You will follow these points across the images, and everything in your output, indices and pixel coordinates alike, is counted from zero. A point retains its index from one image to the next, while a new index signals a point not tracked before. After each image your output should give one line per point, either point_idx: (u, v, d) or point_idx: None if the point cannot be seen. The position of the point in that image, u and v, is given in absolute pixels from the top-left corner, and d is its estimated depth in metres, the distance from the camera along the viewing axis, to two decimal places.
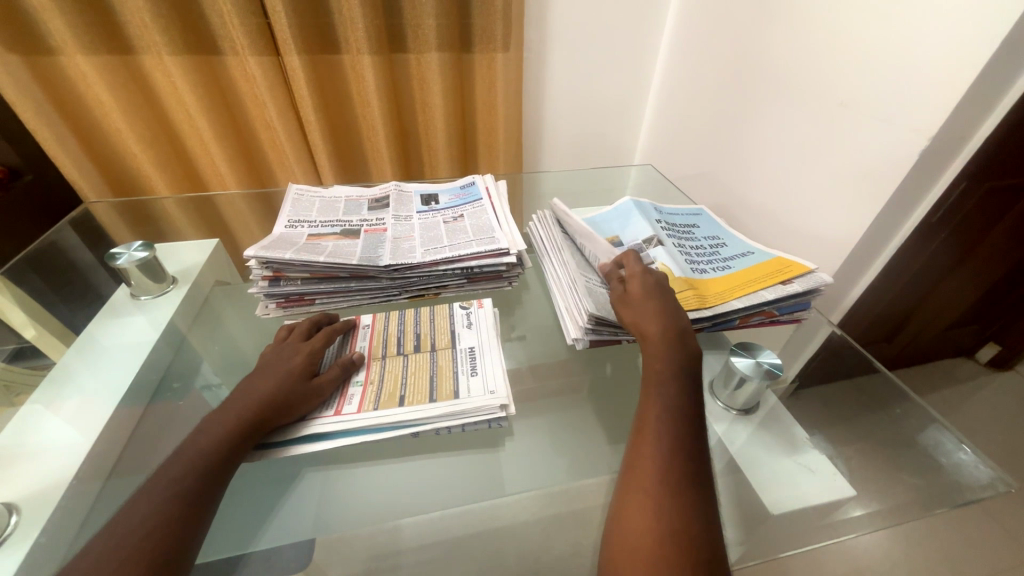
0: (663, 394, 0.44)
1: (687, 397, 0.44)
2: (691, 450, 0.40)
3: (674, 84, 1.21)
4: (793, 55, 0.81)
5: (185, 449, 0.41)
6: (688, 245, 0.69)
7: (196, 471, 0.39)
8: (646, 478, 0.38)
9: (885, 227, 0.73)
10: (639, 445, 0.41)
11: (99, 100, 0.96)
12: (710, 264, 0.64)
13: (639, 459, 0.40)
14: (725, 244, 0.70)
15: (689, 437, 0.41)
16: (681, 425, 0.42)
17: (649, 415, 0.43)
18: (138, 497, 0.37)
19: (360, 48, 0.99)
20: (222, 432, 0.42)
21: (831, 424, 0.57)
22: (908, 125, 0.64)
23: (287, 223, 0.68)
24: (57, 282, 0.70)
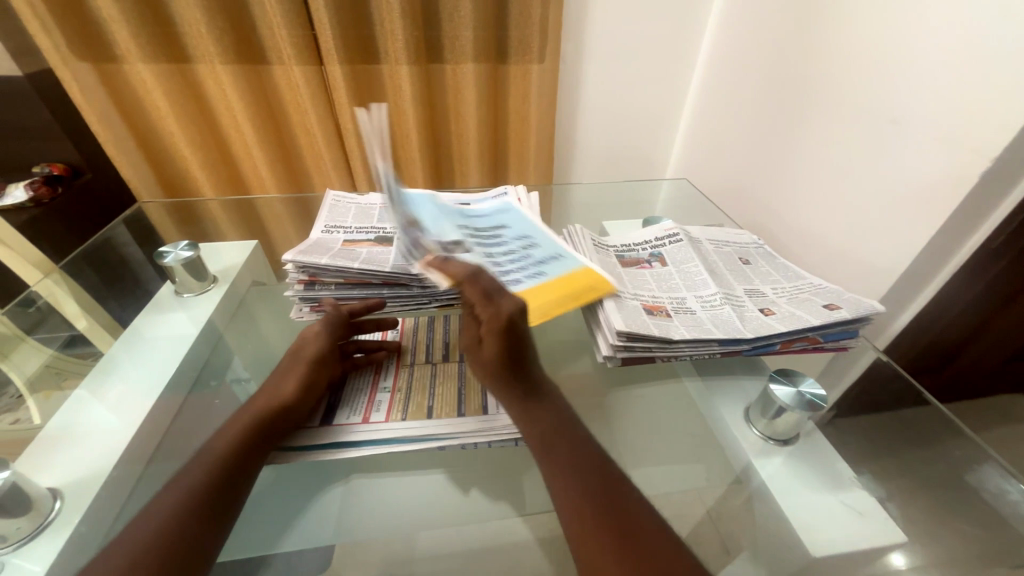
0: (563, 447, 0.43)
1: (579, 444, 0.44)
2: (612, 501, 0.39)
3: (712, 97, 1.18)
4: (842, 69, 0.78)
5: (207, 449, 0.43)
6: (540, 258, 0.62)
7: (222, 471, 0.41)
8: (570, 498, 0.39)
9: (941, 251, 0.68)
10: (566, 505, 0.39)
11: (155, 106, 1.02)
12: (535, 273, 0.60)
13: (572, 521, 0.38)
14: (560, 257, 0.63)
15: (600, 486, 0.40)
16: (590, 472, 0.41)
17: (557, 473, 0.42)
18: (172, 493, 0.38)
19: (398, 59, 1.01)
20: (243, 431, 0.44)
21: (876, 462, 0.54)
22: (968, 146, 0.61)
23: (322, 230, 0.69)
24: (109, 277, 0.75)
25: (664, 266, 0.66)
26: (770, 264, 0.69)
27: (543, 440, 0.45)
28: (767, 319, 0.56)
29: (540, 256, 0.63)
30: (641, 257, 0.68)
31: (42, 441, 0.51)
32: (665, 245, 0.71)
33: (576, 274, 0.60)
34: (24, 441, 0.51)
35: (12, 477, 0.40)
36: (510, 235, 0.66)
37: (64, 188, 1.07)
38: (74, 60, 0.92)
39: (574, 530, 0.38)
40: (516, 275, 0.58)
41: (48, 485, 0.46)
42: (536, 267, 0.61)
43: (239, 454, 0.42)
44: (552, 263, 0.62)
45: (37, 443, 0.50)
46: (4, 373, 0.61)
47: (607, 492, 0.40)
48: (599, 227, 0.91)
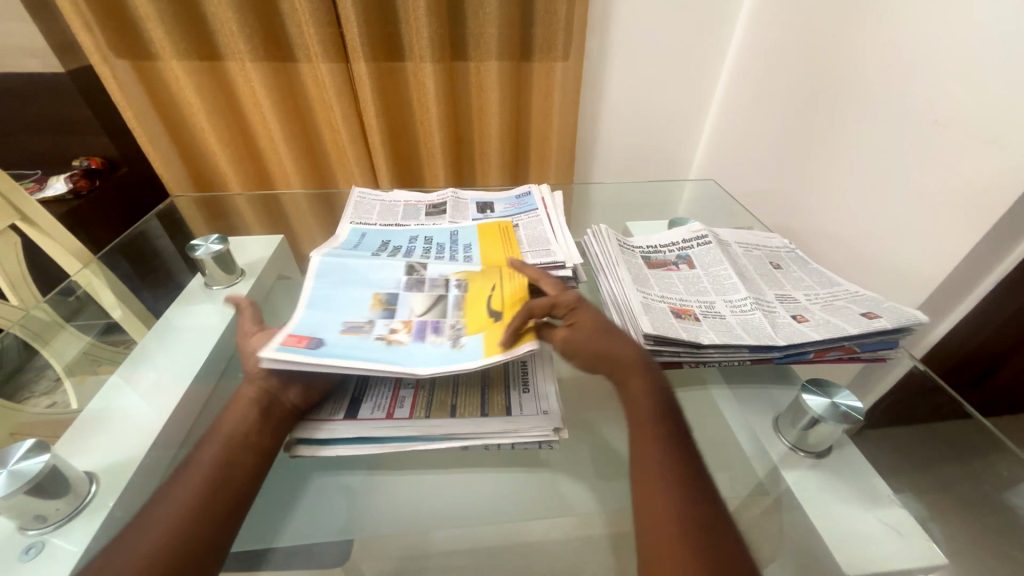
0: (661, 419, 0.44)
1: (676, 421, 0.45)
2: (694, 477, 0.40)
3: (741, 96, 1.15)
4: (883, 68, 0.75)
5: (218, 432, 0.46)
6: (435, 246, 0.66)
7: (232, 457, 0.43)
8: (668, 493, 0.39)
9: (986, 258, 0.65)
10: (642, 467, 0.41)
11: (188, 102, 1.05)
12: (467, 252, 0.64)
13: (646, 480, 0.40)
14: (457, 233, 0.69)
15: (687, 461, 0.41)
16: (678, 448, 0.42)
17: (642, 434, 0.43)
18: (191, 476, 0.41)
19: (423, 56, 1.02)
20: (243, 414, 0.46)
21: (913, 478, 0.52)
22: (1020, 149, 0.57)
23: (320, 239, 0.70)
24: (142, 268, 0.77)
25: (691, 269, 0.65)
26: (802, 269, 0.67)
27: (643, 409, 0.45)
28: (800, 326, 0.54)
29: (453, 241, 0.67)
30: (667, 259, 0.66)
31: (80, 424, 0.53)
32: (690, 248, 0.69)
33: (496, 236, 0.67)
34: (62, 424, 0.53)
35: (52, 459, 0.41)
36: (390, 240, 0.67)
37: (101, 181, 1.11)
38: (112, 58, 0.95)
39: (646, 490, 0.40)
40: (458, 258, 0.63)
41: (85, 468, 0.47)
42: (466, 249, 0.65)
43: (248, 438, 0.45)
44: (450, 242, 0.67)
45: (75, 426, 0.52)
46: (45, 359, 0.63)
47: (692, 469, 0.41)
48: (622, 227, 0.90)
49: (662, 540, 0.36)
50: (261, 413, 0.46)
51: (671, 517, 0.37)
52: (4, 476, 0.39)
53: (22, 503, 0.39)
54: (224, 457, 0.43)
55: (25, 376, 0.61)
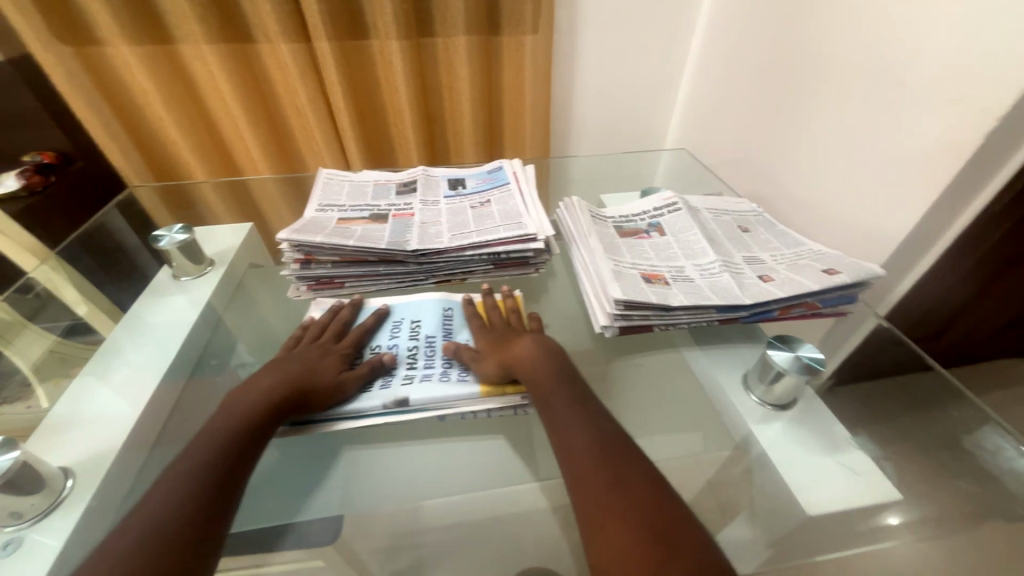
0: (558, 394, 0.46)
1: (575, 391, 0.47)
2: (609, 442, 0.42)
3: (712, 64, 1.15)
4: (846, 30, 0.75)
5: (207, 436, 0.43)
6: (424, 347, 0.56)
7: (223, 453, 0.41)
8: (591, 465, 0.40)
9: (945, 214, 0.68)
10: (564, 448, 0.42)
11: (141, 89, 1.00)
12: (461, 369, 0.52)
13: (574, 459, 0.41)
14: (450, 318, 0.60)
15: (601, 431, 0.43)
16: (601, 429, 0.43)
17: (565, 422, 0.44)
18: (177, 488, 0.38)
19: (387, 33, 0.99)
20: (233, 420, 0.44)
21: (873, 425, 0.55)
22: (972, 106, 0.59)
23: (302, 224, 0.63)
24: (105, 262, 0.75)
25: (662, 236, 0.66)
26: (768, 231, 0.69)
27: (546, 398, 0.46)
28: (765, 286, 0.56)
29: (445, 335, 0.57)
30: (638, 227, 0.67)
31: (49, 425, 0.51)
32: (659, 215, 0.70)
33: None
34: (34, 424, 0.52)
35: (23, 456, 0.41)
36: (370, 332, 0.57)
37: (57, 176, 1.07)
38: (55, 43, 0.90)
39: (571, 462, 0.41)
40: (448, 380, 0.50)
41: (59, 464, 0.47)
42: (459, 357, 0.54)
43: (245, 450, 0.42)
44: (454, 233, 0.63)
45: (44, 427, 0.51)
46: (10, 361, 0.61)
47: (619, 446, 0.42)
48: (596, 199, 0.90)
49: (606, 508, 0.36)
50: (265, 418, 0.45)
51: (603, 487, 0.38)
52: None
53: None
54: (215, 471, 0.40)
55: None
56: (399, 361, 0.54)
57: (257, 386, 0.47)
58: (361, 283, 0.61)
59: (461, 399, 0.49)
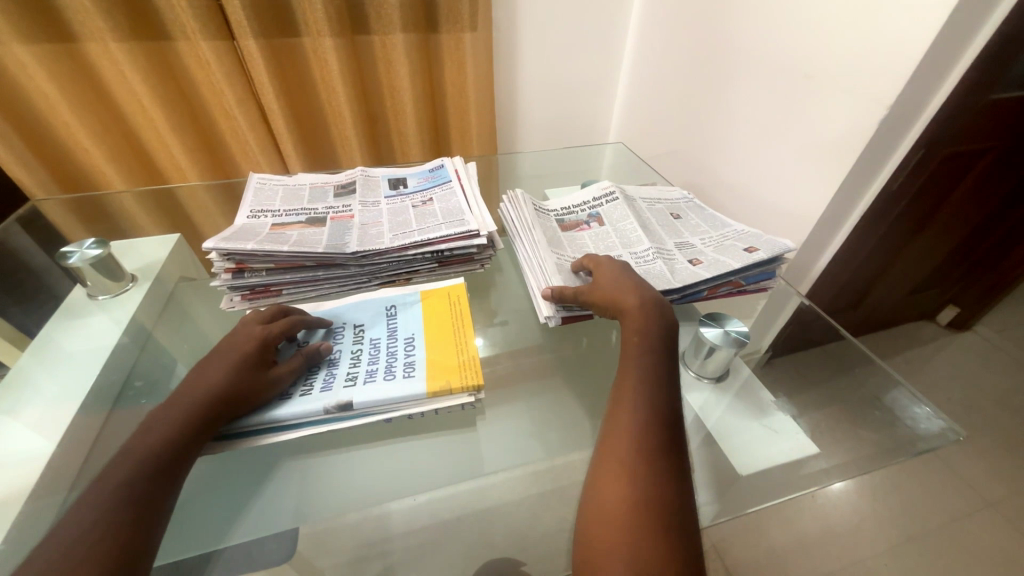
0: (642, 365, 0.44)
1: (663, 364, 0.45)
2: (668, 422, 0.40)
3: (645, 60, 1.20)
4: (759, 28, 0.81)
5: (126, 451, 0.39)
6: (368, 347, 0.55)
7: (146, 472, 0.37)
8: (630, 410, 0.41)
9: (851, 194, 0.75)
10: (621, 389, 0.43)
11: (40, 92, 0.91)
12: (407, 367, 0.51)
13: (621, 404, 0.42)
14: (395, 318, 0.58)
15: (667, 411, 0.41)
16: (661, 384, 0.43)
17: (631, 370, 0.45)
18: (84, 516, 0.34)
19: (320, 31, 0.95)
20: (162, 434, 0.40)
21: (797, 388, 0.60)
22: (866, 96, 0.66)
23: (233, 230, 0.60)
24: (5, 285, 0.67)
25: (601, 226, 0.68)
26: (697, 217, 0.73)
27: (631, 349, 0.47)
28: (694, 269, 0.60)
29: (391, 335, 0.56)
30: (577, 219, 0.69)
31: None
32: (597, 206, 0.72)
33: (442, 317, 0.58)
34: None
35: None
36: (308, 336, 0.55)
37: None
38: None
39: (616, 423, 0.41)
40: (395, 379, 0.50)
41: None
42: (406, 357, 0.53)
43: (167, 466, 0.39)
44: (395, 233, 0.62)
45: None
46: None
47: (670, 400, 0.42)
48: (541, 194, 0.92)
49: (623, 454, 0.38)
50: (189, 431, 0.41)
51: (634, 434, 0.39)
52: None
53: None
54: (133, 492, 0.36)
55: None
56: (344, 365, 0.52)
57: (185, 395, 0.43)
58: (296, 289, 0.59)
59: (407, 398, 0.48)
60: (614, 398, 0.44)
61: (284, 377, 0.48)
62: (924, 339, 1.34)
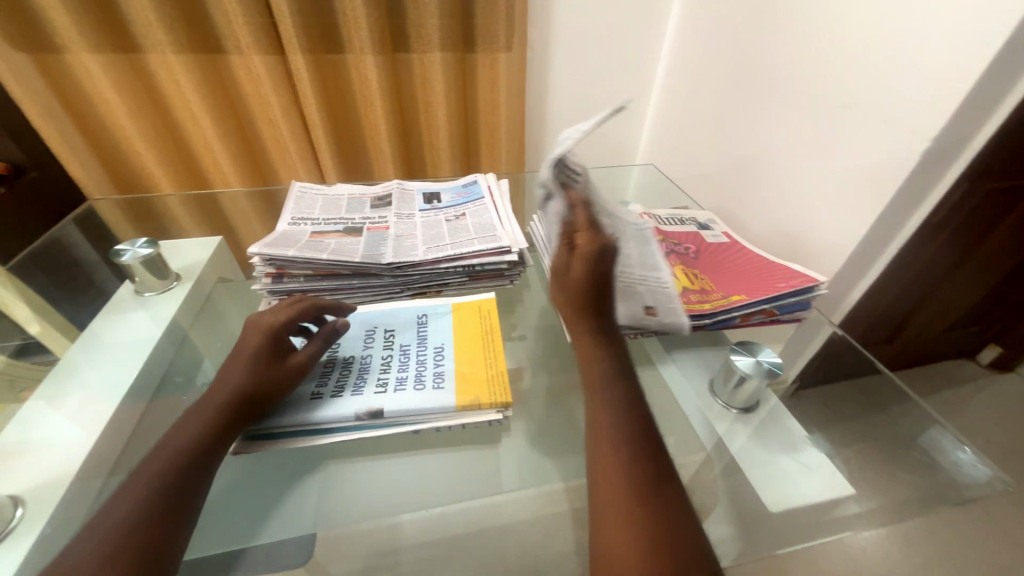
0: (609, 394, 0.45)
1: (631, 394, 0.45)
2: (650, 450, 0.40)
3: (677, 84, 1.21)
4: (795, 57, 0.81)
5: (159, 448, 0.41)
6: (398, 354, 0.56)
7: (177, 468, 0.39)
8: (609, 449, 0.40)
9: (890, 226, 0.73)
10: (594, 431, 0.43)
11: (104, 98, 0.97)
12: (436, 378, 0.52)
13: (599, 444, 0.41)
14: (426, 327, 0.60)
15: (646, 440, 0.41)
16: (633, 417, 0.43)
17: (600, 409, 0.44)
18: (123, 507, 0.35)
19: (363, 47, 0.99)
20: (190, 432, 0.41)
21: (830, 424, 0.58)
22: (907, 128, 0.65)
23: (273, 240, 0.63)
24: (60, 279, 0.71)
25: None
26: (707, 250, 0.70)
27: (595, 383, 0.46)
28: (727, 295, 0.59)
29: (421, 343, 0.57)
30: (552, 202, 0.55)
31: None
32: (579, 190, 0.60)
33: (469, 328, 0.59)
34: None
35: None
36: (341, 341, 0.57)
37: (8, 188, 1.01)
38: (10, 52, 0.86)
39: (600, 460, 0.40)
40: (425, 390, 0.50)
41: (7, 494, 0.44)
42: (435, 368, 0.53)
43: (195, 462, 0.40)
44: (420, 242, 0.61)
45: None
46: None
47: (644, 432, 0.42)
48: (569, 212, 0.92)
49: (612, 494, 0.37)
50: (215, 430, 0.42)
51: (619, 470, 0.38)
52: None
53: None
54: (167, 486, 0.37)
55: None
56: (375, 372, 0.53)
57: (206, 399, 0.44)
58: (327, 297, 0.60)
59: (436, 410, 0.49)
60: (590, 428, 0.44)
61: (298, 364, 0.49)
62: (963, 378, 1.28)
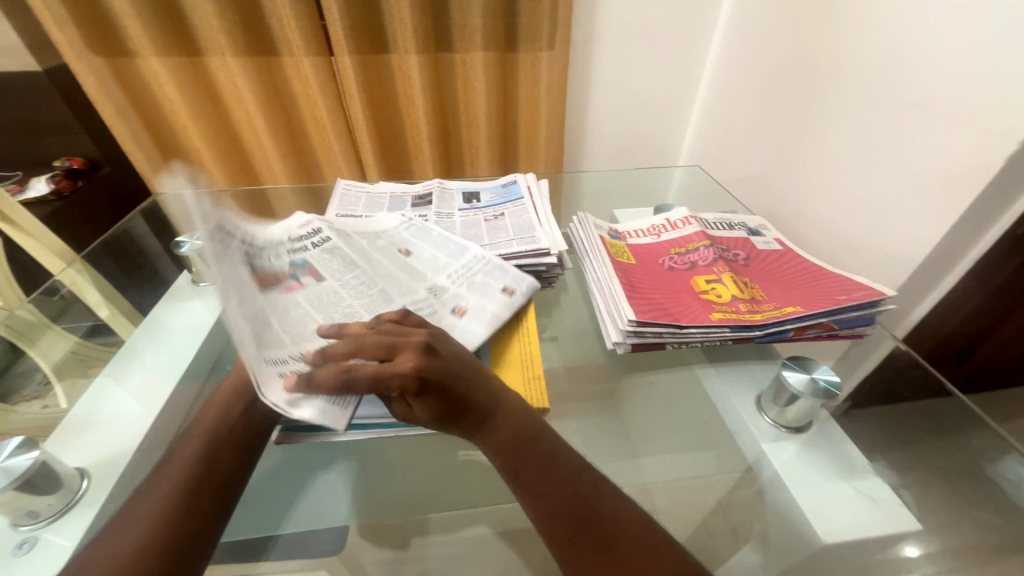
0: (527, 449, 0.42)
1: (547, 441, 0.43)
2: (585, 502, 0.39)
3: (727, 81, 1.15)
4: (862, 52, 0.76)
5: (183, 446, 0.43)
6: None
7: (184, 479, 0.40)
8: (549, 510, 0.38)
9: (965, 236, 0.67)
10: (526, 490, 0.40)
11: (169, 100, 1.04)
12: None
13: (538, 501, 0.39)
14: None
15: (578, 487, 0.40)
16: (560, 464, 0.41)
17: (519, 465, 0.41)
18: (154, 502, 0.38)
19: (407, 48, 1.01)
20: (193, 446, 0.43)
21: (890, 451, 0.53)
22: (990, 129, 0.59)
23: (276, 240, 0.59)
24: (126, 267, 0.76)
25: (676, 254, 0.66)
26: (757, 257, 0.66)
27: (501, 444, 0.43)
28: (780, 306, 0.55)
29: None
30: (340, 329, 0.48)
31: (67, 425, 0.53)
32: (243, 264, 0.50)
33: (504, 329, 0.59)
34: (54, 424, 0.54)
35: (42, 456, 0.42)
36: None
37: (84, 180, 1.10)
38: (89, 55, 0.94)
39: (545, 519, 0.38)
40: None
41: (75, 464, 0.48)
42: None
43: (205, 471, 0.41)
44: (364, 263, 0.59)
45: (62, 427, 0.52)
46: (33, 360, 0.63)
47: (574, 480, 0.40)
48: (609, 215, 0.90)
49: (569, 555, 0.36)
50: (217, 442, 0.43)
51: (563, 529, 0.37)
52: None
53: (14, 500, 0.40)
54: (194, 483, 0.40)
55: (15, 377, 0.61)
56: None
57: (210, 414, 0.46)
58: (347, 284, 0.56)
59: None
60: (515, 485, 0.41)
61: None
62: None
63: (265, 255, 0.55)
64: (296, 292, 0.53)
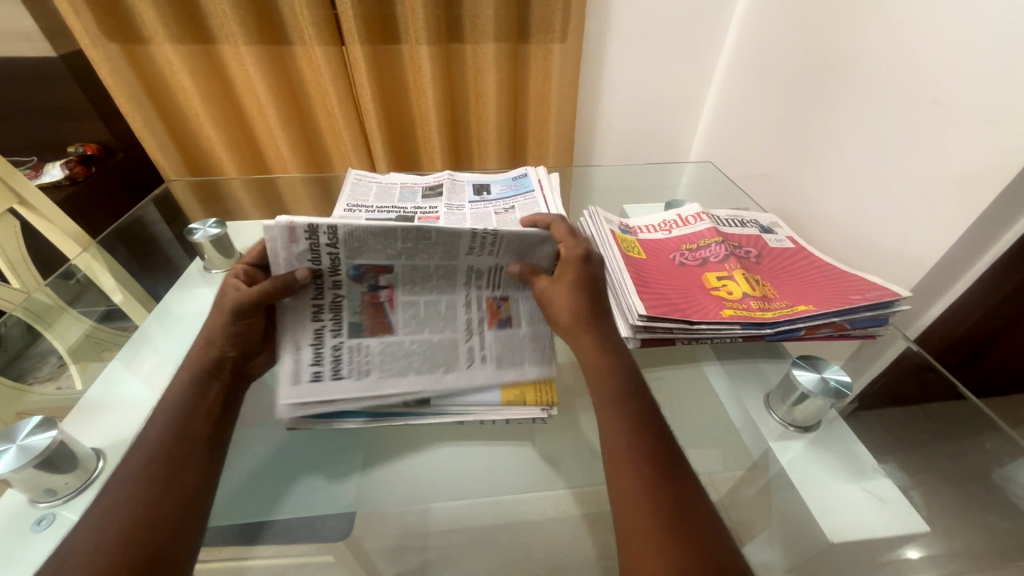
0: (630, 406, 0.44)
1: (647, 405, 0.45)
2: (668, 460, 0.40)
3: (741, 78, 1.13)
4: (881, 49, 0.74)
5: (129, 459, 0.40)
6: None
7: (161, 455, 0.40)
8: (635, 463, 0.39)
9: (981, 238, 0.65)
10: (615, 447, 0.41)
11: (182, 87, 1.04)
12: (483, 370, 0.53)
13: (620, 458, 0.40)
14: None
15: (661, 447, 0.41)
16: (649, 425, 0.42)
17: (614, 419, 0.43)
18: (137, 479, 0.38)
19: (418, 38, 1.00)
20: (167, 422, 0.43)
21: (897, 452, 0.53)
22: (1013, 130, 0.57)
23: (310, 277, 0.47)
24: (138, 254, 0.77)
25: (686, 251, 0.65)
26: (768, 255, 0.66)
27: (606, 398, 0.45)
28: (792, 306, 0.55)
29: None
30: (483, 305, 0.53)
31: (82, 408, 0.54)
32: (366, 343, 0.50)
33: None
34: (70, 405, 0.55)
35: (60, 435, 0.43)
36: None
37: (97, 167, 1.12)
38: (102, 41, 0.94)
39: (623, 474, 0.39)
40: (471, 380, 0.51)
41: (91, 445, 0.49)
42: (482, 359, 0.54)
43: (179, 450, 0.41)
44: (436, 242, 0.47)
45: (77, 409, 0.54)
46: (49, 342, 0.64)
47: (664, 443, 0.41)
48: (619, 210, 0.90)
49: (641, 508, 0.36)
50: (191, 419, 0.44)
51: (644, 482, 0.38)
52: (14, 450, 0.40)
53: (32, 476, 0.41)
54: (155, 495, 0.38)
55: (30, 359, 0.62)
56: None
57: (184, 391, 0.45)
58: (413, 253, 0.48)
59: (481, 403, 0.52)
60: (605, 439, 0.43)
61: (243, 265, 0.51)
62: None
63: (338, 310, 0.49)
64: (395, 294, 0.50)
